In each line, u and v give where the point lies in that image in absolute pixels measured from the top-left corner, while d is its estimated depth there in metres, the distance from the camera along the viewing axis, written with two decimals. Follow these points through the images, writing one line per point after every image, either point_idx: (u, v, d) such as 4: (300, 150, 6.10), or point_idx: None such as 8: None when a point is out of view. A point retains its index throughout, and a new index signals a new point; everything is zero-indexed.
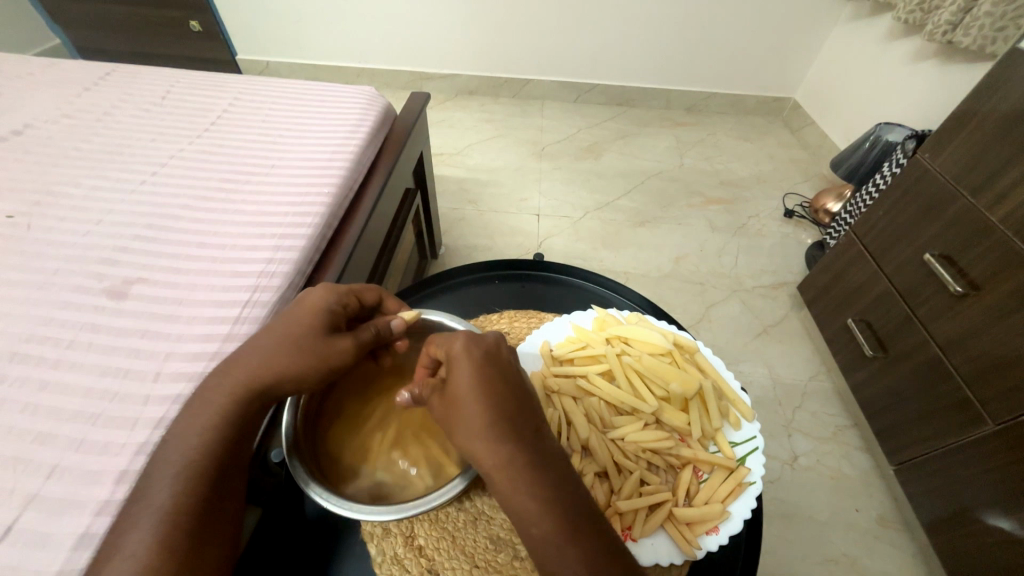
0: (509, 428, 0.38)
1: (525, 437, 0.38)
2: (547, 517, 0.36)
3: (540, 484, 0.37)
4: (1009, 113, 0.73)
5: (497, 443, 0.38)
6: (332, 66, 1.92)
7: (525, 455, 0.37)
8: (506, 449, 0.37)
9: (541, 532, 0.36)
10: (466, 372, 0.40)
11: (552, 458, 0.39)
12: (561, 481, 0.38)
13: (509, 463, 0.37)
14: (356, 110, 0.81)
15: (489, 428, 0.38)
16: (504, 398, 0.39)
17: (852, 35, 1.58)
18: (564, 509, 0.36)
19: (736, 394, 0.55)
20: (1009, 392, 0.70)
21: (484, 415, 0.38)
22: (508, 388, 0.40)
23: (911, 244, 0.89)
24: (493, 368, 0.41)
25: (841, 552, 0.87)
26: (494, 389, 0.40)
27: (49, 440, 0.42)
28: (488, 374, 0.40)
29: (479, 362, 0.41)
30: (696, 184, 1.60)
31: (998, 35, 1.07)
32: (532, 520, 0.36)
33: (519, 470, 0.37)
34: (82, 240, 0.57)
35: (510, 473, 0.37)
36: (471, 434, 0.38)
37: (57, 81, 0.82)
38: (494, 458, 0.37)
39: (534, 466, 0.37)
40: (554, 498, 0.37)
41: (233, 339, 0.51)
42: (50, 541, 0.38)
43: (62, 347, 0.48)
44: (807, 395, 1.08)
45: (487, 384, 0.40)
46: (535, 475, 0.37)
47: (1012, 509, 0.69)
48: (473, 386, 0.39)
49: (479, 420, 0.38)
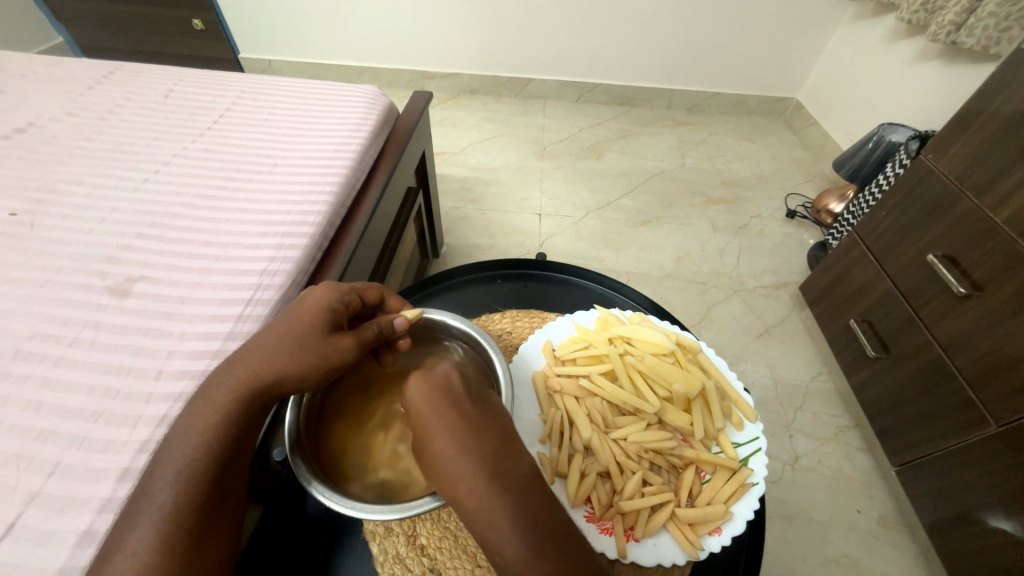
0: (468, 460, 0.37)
1: (485, 466, 0.37)
2: (516, 550, 0.35)
3: (504, 516, 0.36)
4: (1012, 114, 0.73)
5: (457, 477, 0.37)
6: (334, 64, 1.92)
7: (485, 488, 0.36)
8: (464, 485, 0.37)
9: (513, 566, 0.35)
10: (422, 407, 0.40)
11: (518, 485, 0.37)
12: (530, 511, 0.36)
13: (470, 500, 0.36)
14: (359, 109, 0.81)
15: (447, 461, 0.38)
16: (461, 429, 0.39)
17: (855, 34, 1.58)
18: (533, 540, 0.35)
19: (739, 394, 0.55)
20: (1011, 394, 0.70)
21: (442, 449, 0.38)
22: (464, 419, 0.40)
23: (914, 244, 0.89)
24: (447, 400, 0.40)
25: (842, 553, 0.87)
26: (451, 420, 0.39)
27: (52, 438, 0.42)
28: (443, 406, 0.40)
29: (432, 394, 0.41)
30: (698, 184, 1.60)
31: (1002, 35, 1.07)
32: (503, 556, 0.35)
33: (483, 502, 0.36)
34: (85, 238, 0.57)
35: (473, 508, 0.36)
36: (436, 471, 0.39)
37: (60, 79, 0.82)
38: (456, 494, 0.37)
39: (496, 498, 0.36)
40: (522, 527, 0.35)
41: (235, 337, 0.51)
42: (53, 538, 0.38)
43: (65, 345, 0.48)
44: (809, 396, 1.08)
45: (441, 416, 0.39)
46: (497, 507, 0.36)
47: (1014, 511, 0.69)
48: (429, 420, 0.40)
49: (438, 453, 0.38)
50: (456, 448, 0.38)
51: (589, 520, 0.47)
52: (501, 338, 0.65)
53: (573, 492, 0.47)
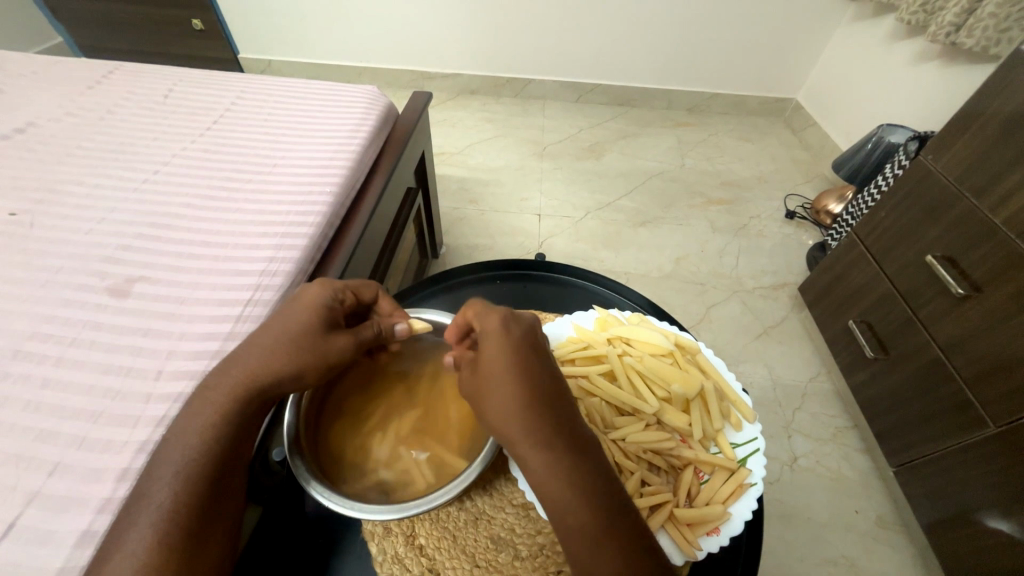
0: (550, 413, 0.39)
1: (566, 421, 0.39)
2: (589, 504, 0.36)
3: (581, 469, 0.37)
4: (1012, 115, 0.73)
5: (541, 427, 0.38)
6: (334, 64, 1.92)
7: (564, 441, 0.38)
8: (547, 433, 0.38)
9: (582, 519, 0.35)
10: (504, 353, 0.41)
11: (590, 444, 0.39)
12: (599, 469, 0.38)
13: (552, 450, 0.37)
14: (358, 109, 0.81)
15: (530, 410, 0.38)
16: (543, 384, 0.40)
17: (854, 35, 1.58)
18: (605, 496, 0.37)
19: (737, 394, 0.55)
20: (1010, 394, 0.70)
21: (526, 398, 0.39)
22: (545, 375, 0.41)
23: (914, 245, 0.89)
24: (532, 354, 0.42)
25: (841, 553, 0.88)
26: (534, 373, 0.40)
27: (52, 437, 0.42)
28: (529, 359, 0.41)
29: (520, 345, 0.42)
30: (698, 185, 1.60)
31: (1001, 36, 1.07)
32: (575, 507, 0.36)
33: (553, 449, 0.37)
34: (85, 238, 0.57)
35: (552, 456, 0.37)
36: (507, 415, 0.39)
37: (61, 79, 0.82)
38: (537, 440, 0.38)
39: (575, 452, 0.38)
40: (595, 483, 0.37)
41: (235, 338, 0.51)
42: (52, 538, 0.38)
43: (65, 345, 0.48)
44: (807, 396, 1.08)
45: (526, 367, 0.40)
46: (574, 460, 0.37)
47: (1012, 512, 0.69)
48: (512, 367, 0.40)
49: (522, 402, 0.39)
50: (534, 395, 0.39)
51: None
52: None
53: None
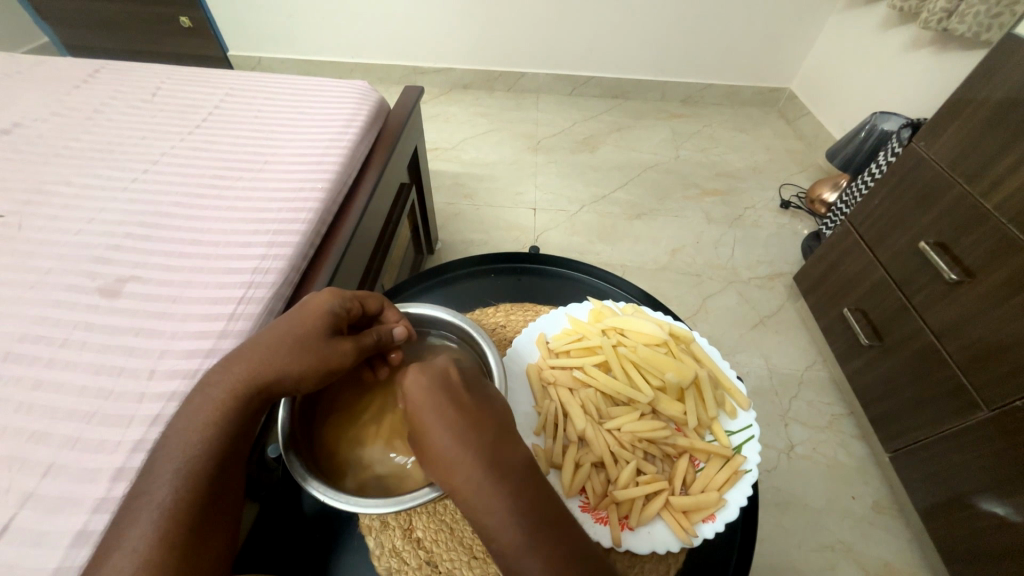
0: (464, 451, 0.38)
1: (483, 456, 0.38)
2: (512, 537, 0.35)
3: (500, 502, 0.36)
4: (1003, 100, 0.73)
5: (456, 468, 0.37)
6: (325, 61, 1.91)
7: (482, 477, 0.37)
8: (462, 474, 0.37)
9: (508, 553, 0.35)
10: (416, 398, 0.41)
11: (515, 471, 0.38)
12: (526, 498, 0.36)
13: (471, 490, 0.37)
14: (349, 104, 0.80)
15: (443, 451, 0.38)
16: (459, 420, 0.39)
17: (846, 24, 1.58)
18: (530, 527, 0.35)
19: (732, 383, 0.55)
20: (1003, 378, 0.71)
21: (439, 441, 0.38)
22: (462, 412, 0.40)
23: (907, 232, 0.89)
24: (445, 392, 0.41)
25: (838, 539, 0.88)
26: (448, 411, 0.40)
27: (44, 438, 0.42)
28: (441, 399, 0.40)
29: (435, 386, 0.41)
30: (692, 176, 1.60)
31: (993, 21, 1.07)
32: (500, 542, 0.36)
33: (477, 490, 0.37)
34: (74, 239, 0.57)
35: (470, 496, 0.37)
36: (436, 463, 0.39)
37: (46, 79, 0.81)
38: (454, 483, 0.38)
39: (493, 486, 0.36)
40: (517, 513, 0.36)
41: (228, 336, 0.51)
42: (48, 539, 0.38)
43: (56, 346, 0.48)
44: (804, 385, 1.09)
45: (437, 407, 0.40)
46: (493, 494, 0.36)
47: (1007, 495, 0.70)
48: (423, 411, 0.40)
49: (437, 446, 0.38)
50: (453, 436, 0.38)
51: (584, 509, 0.47)
52: (494, 332, 0.65)
53: (568, 482, 0.47)
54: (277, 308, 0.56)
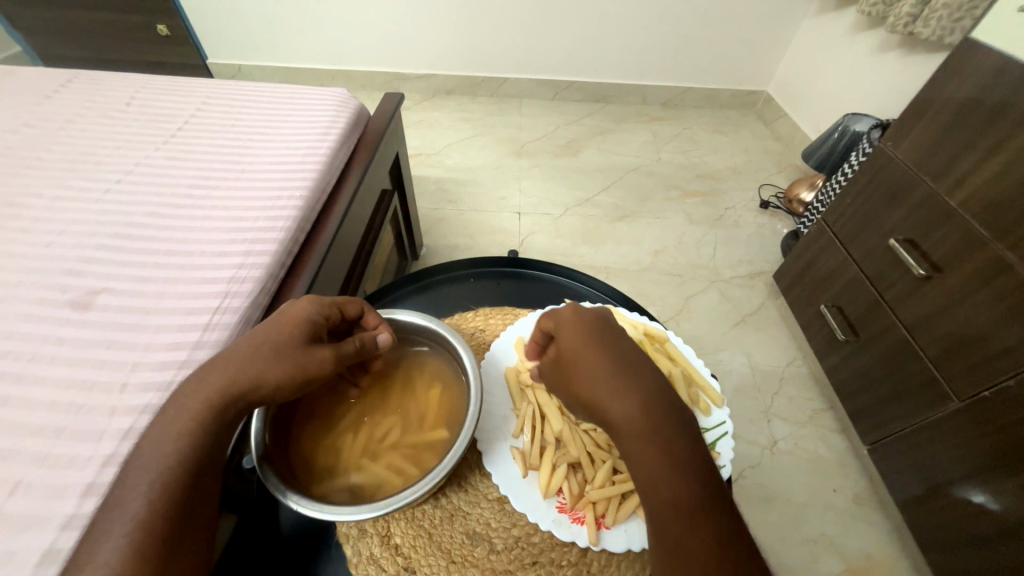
0: (636, 391, 0.41)
1: (652, 398, 0.41)
2: (683, 480, 0.37)
3: (664, 436, 0.39)
4: (965, 100, 0.76)
5: (626, 401, 0.40)
6: (306, 68, 1.90)
7: (650, 415, 0.39)
8: (632, 412, 0.40)
9: (676, 497, 0.37)
10: (577, 336, 0.44)
11: (673, 413, 0.40)
12: (682, 437, 0.39)
13: (639, 423, 0.39)
14: (328, 111, 0.80)
15: (615, 387, 0.41)
16: (627, 364, 0.42)
17: (818, 28, 1.63)
18: (693, 471, 0.38)
19: (706, 380, 0.56)
20: (974, 369, 0.73)
21: (610, 377, 0.41)
22: (624, 353, 0.43)
23: (879, 229, 0.92)
24: (608, 337, 0.45)
25: (820, 532, 0.90)
26: (618, 355, 0.43)
27: (11, 456, 0.41)
28: (609, 343, 0.44)
29: (601, 331, 0.45)
30: (674, 178, 1.63)
31: (955, 25, 1.12)
32: (668, 484, 0.37)
33: (647, 428, 0.39)
34: (43, 252, 0.56)
35: (639, 433, 0.39)
36: (603, 396, 0.41)
37: (14, 90, 0.79)
38: (626, 418, 0.40)
39: (664, 428, 0.39)
40: (684, 460, 0.38)
41: (203, 347, 0.50)
42: (14, 559, 0.37)
43: (24, 361, 0.47)
44: (785, 381, 1.11)
45: (598, 348, 0.43)
46: (657, 427, 0.39)
47: (984, 483, 0.71)
48: (586, 348, 0.43)
49: (605, 380, 0.41)
50: (624, 374, 0.42)
51: (561, 510, 0.48)
52: (473, 336, 0.65)
53: (544, 483, 0.48)
54: (253, 318, 0.56)
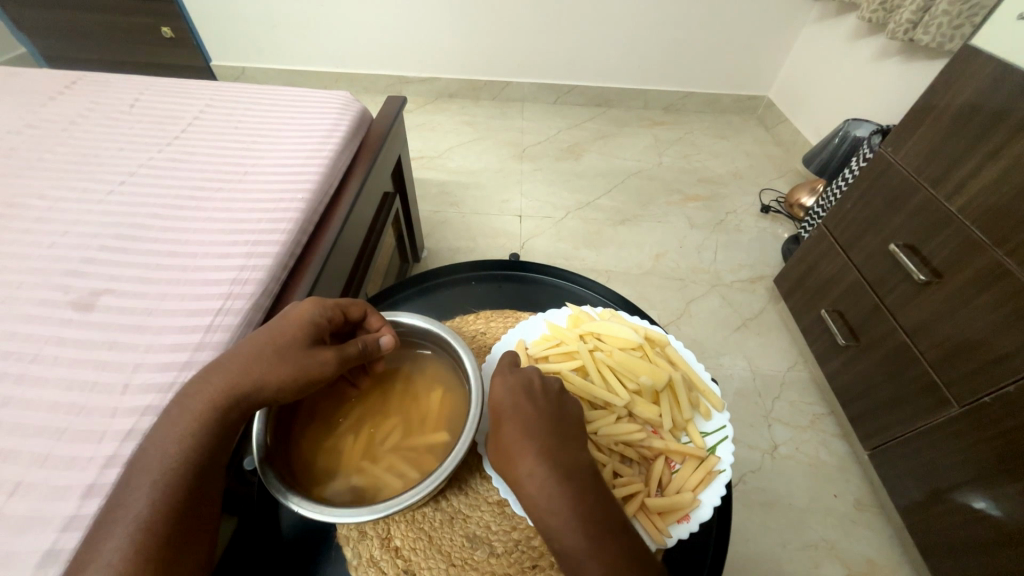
0: (533, 452, 0.41)
1: (551, 457, 0.41)
2: (575, 539, 0.38)
3: (565, 505, 0.39)
4: (964, 106, 0.76)
5: (523, 463, 0.41)
6: (310, 71, 1.91)
7: (546, 477, 0.40)
8: (529, 474, 0.40)
9: (569, 554, 0.38)
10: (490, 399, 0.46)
11: (579, 478, 0.40)
12: (588, 504, 0.39)
13: (534, 486, 0.40)
14: (331, 115, 0.80)
15: (513, 448, 0.41)
16: (532, 422, 0.43)
17: (819, 34, 1.63)
18: (586, 531, 0.38)
19: (706, 385, 0.56)
20: (974, 375, 0.73)
21: (510, 438, 0.42)
22: (538, 414, 0.43)
23: (879, 234, 0.92)
24: (530, 398, 0.45)
25: (821, 537, 0.90)
26: (524, 414, 0.43)
27: (12, 456, 0.41)
28: (518, 401, 0.44)
29: (513, 390, 0.45)
30: (675, 182, 1.63)
31: (956, 32, 1.12)
32: (562, 542, 0.38)
33: (543, 490, 0.39)
34: (46, 253, 0.56)
35: (535, 494, 0.40)
36: (505, 457, 0.42)
37: (19, 91, 0.80)
38: (523, 479, 0.40)
39: (559, 489, 0.39)
40: (578, 520, 0.38)
41: (205, 348, 0.50)
42: (13, 559, 0.37)
43: (26, 361, 0.47)
44: (786, 386, 1.11)
45: (506, 409, 0.44)
46: (559, 495, 0.39)
47: (984, 489, 0.71)
48: (495, 411, 0.45)
49: (506, 441, 0.42)
50: (525, 434, 0.42)
51: None
52: (475, 339, 0.65)
53: None
54: (255, 319, 0.56)
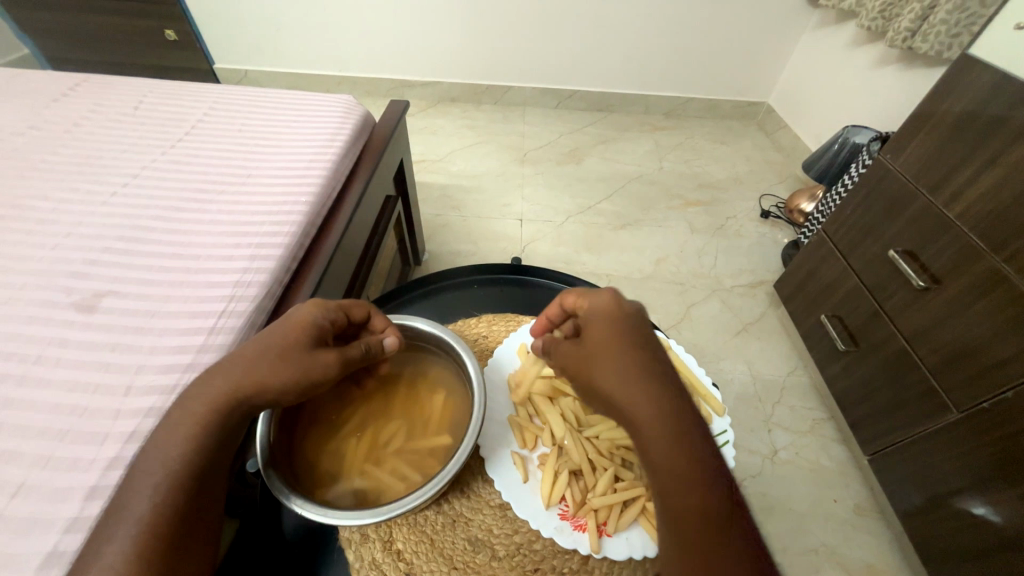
0: (657, 378, 0.39)
1: (673, 388, 0.39)
2: (699, 468, 0.35)
3: (690, 433, 0.37)
4: (962, 114, 0.77)
5: (649, 386, 0.38)
6: (312, 75, 1.92)
7: (673, 403, 0.38)
8: (650, 397, 0.38)
9: (692, 484, 0.35)
10: (607, 322, 0.43)
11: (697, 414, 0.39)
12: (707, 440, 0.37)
13: (658, 409, 0.37)
14: (334, 118, 0.81)
15: (636, 373, 0.39)
16: (650, 352, 0.41)
17: (818, 41, 1.65)
18: (711, 463, 0.36)
19: (707, 390, 0.56)
20: (973, 380, 0.73)
21: (633, 363, 0.40)
22: (655, 348, 0.42)
23: (878, 240, 0.92)
24: (640, 340, 0.42)
25: (821, 542, 0.90)
26: (643, 344, 0.42)
27: (14, 458, 0.41)
28: (635, 330, 0.43)
29: (631, 320, 0.43)
30: (676, 187, 1.64)
31: (953, 40, 1.13)
32: (683, 471, 0.35)
33: (669, 414, 0.37)
34: (49, 254, 0.56)
35: (660, 418, 0.37)
36: (625, 378, 0.39)
37: (23, 93, 0.80)
38: (644, 403, 0.38)
39: (685, 416, 0.37)
40: (703, 451, 0.36)
41: (208, 351, 0.51)
42: (16, 560, 0.37)
43: (29, 362, 0.47)
44: (786, 391, 1.11)
45: (626, 334, 0.42)
46: (686, 423, 0.37)
47: (982, 494, 0.72)
48: (615, 333, 0.42)
49: (626, 365, 0.40)
50: (647, 361, 0.40)
51: (563, 517, 0.48)
52: (477, 342, 0.65)
53: (547, 490, 0.48)
54: (258, 322, 0.56)
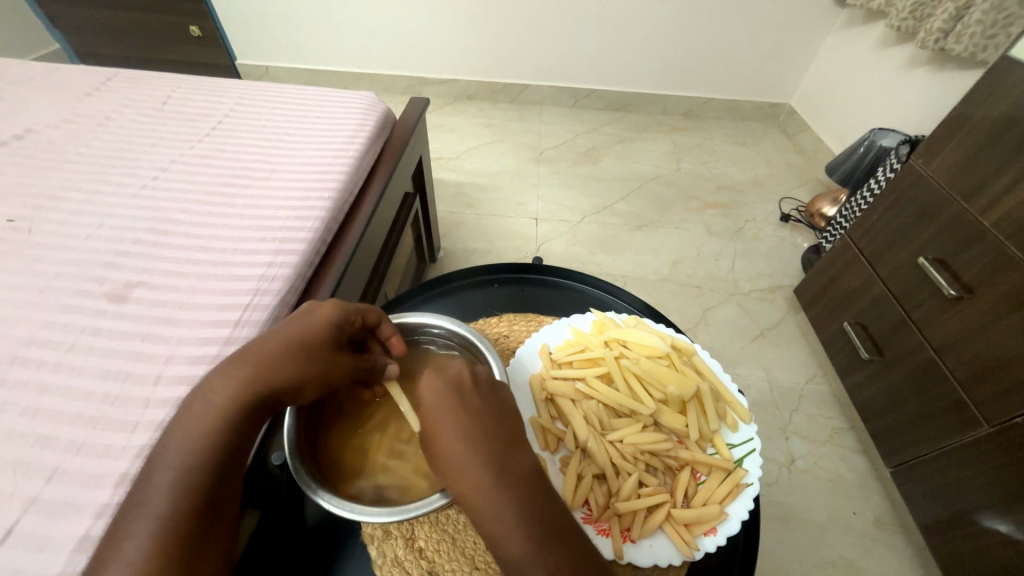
0: (474, 458, 0.37)
1: (492, 462, 0.37)
2: (521, 545, 0.35)
3: (509, 511, 0.36)
4: (1000, 118, 0.75)
5: (464, 471, 0.37)
6: (332, 71, 1.94)
7: (489, 485, 0.36)
8: (470, 481, 0.37)
9: (515, 561, 0.35)
10: (427, 397, 0.41)
11: (524, 481, 0.37)
12: (535, 509, 0.36)
13: (477, 495, 0.37)
14: (356, 115, 0.81)
15: (452, 456, 0.38)
16: (468, 425, 0.39)
17: (845, 41, 1.61)
18: (535, 535, 0.35)
19: (734, 396, 0.55)
20: (1004, 394, 0.71)
21: (449, 447, 0.38)
22: (475, 418, 0.39)
23: (906, 247, 0.90)
24: (457, 411, 0.40)
25: (839, 555, 0.88)
26: (460, 417, 0.39)
27: (49, 443, 0.42)
28: (452, 403, 0.40)
29: (448, 391, 0.41)
30: (693, 189, 1.62)
31: (989, 42, 1.10)
32: (508, 550, 0.36)
33: (485, 496, 0.36)
34: (82, 245, 0.57)
35: (477, 503, 0.37)
36: (447, 464, 0.38)
37: (57, 87, 0.82)
38: (463, 489, 0.37)
39: (502, 493, 0.36)
40: (525, 527, 0.36)
41: (233, 343, 0.51)
42: (50, 544, 0.38)
43: (63, 350, 0.48)
44: (805, 398, 1.09)
45: (444, 410, 0.40)
46: (505, 503, 0.36)
47: (1009, 512, 0.70)
48: (433, 410, 0.40)
49: (444, 448, 0.38)
50: (464, 438, 0.38)
51: (586, 521, 0.47)
52: (498, 341, 0.66)
53: (570, 494, 0.48)
54: (282, 315, 0.57)
